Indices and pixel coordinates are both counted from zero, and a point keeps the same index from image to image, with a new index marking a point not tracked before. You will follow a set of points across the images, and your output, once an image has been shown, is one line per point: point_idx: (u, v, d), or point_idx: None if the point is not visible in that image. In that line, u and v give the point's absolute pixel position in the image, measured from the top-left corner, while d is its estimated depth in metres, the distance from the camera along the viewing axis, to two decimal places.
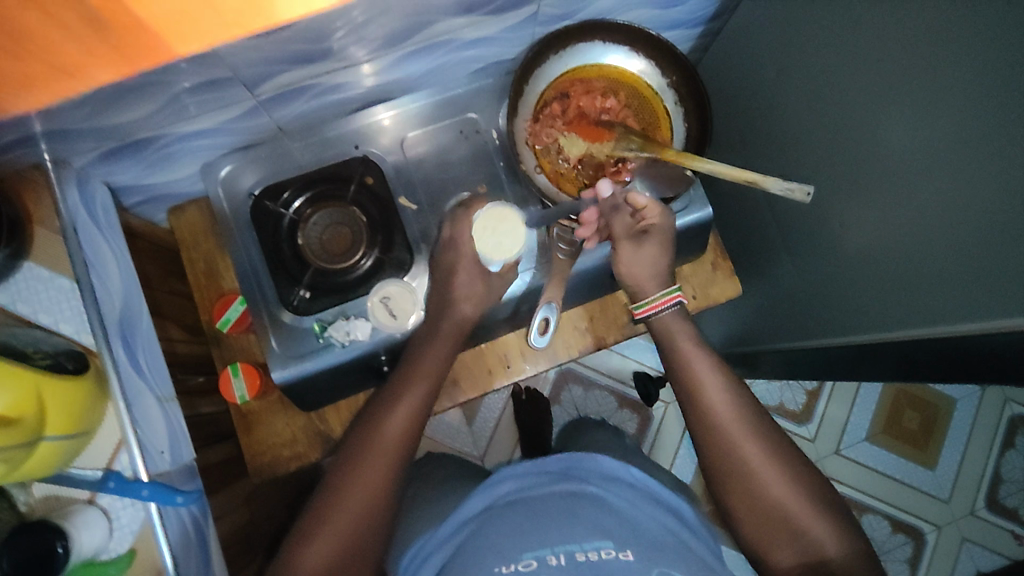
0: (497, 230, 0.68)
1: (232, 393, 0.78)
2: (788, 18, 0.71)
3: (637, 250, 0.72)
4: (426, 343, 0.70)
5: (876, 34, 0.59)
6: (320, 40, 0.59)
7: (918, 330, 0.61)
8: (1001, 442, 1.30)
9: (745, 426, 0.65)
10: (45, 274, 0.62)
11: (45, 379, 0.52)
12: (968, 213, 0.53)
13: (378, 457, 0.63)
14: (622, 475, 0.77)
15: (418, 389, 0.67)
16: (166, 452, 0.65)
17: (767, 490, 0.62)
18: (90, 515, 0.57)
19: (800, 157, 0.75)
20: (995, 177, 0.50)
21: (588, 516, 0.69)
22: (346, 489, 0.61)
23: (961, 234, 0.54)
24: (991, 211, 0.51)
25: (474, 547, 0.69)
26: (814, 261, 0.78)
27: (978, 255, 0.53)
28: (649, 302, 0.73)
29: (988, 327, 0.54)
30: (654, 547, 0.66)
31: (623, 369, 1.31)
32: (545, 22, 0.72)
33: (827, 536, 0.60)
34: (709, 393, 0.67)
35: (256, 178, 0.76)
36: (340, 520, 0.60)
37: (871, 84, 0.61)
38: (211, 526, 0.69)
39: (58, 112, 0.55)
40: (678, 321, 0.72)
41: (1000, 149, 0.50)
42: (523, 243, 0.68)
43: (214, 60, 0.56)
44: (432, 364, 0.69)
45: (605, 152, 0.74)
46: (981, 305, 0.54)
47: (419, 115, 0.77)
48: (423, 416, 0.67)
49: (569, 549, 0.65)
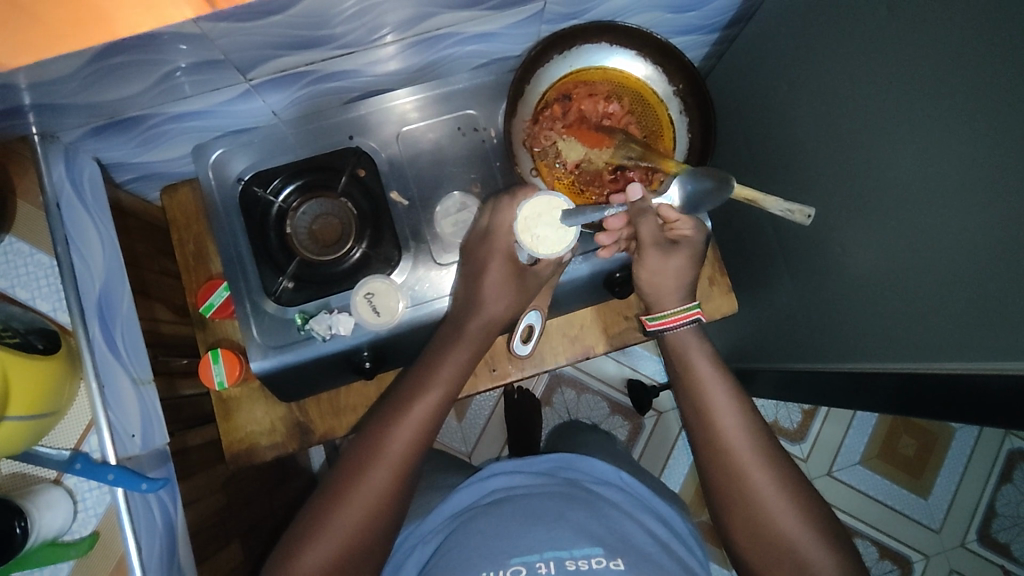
0: (544, 220, 0.68)
1: (210, 380, 0.77)
2: (804, 31, 0.68)
3: (664, 257, 0.71)
4: (442, 345, 0.69)
5: (892, 54, 0.56)
6: (320, 27, 0.57)
7: (916, 365, 0.59)
8: (998, 475, 1.27)
9: (756, 451, 0.63)
10: (25, 248, 0.61)
11: (9, 358, 0.51)
12: (976, 251, 0.51)
13: (385, 462, 0.62)
14: (611, 479, 0.77)
15: (437, 393, 0.66)
16: (137, 435, 0.64)
17: (771, 521, 0.60)
18: (55, 497, 0.57)
19: (805, 176, 0.72)
20: (1003, 213, 0.48)
21: (580, 522, 0.67)
22: (346, 493, 0.60)
23: (964, 269, 0.52)
24: (998, 250, 0.49)
25: (458, 547, 0.66)
26: (813, 283, 0.76)
27: (982, 296, 0.51)
28: (670, 313, 0.72)
29: (990, 370, 0.51)
30: (644, 557, 0.64)
31: (617, 376, 1.29)
32: (551, 21, 0.70)
33: (831, 567, 0.58)
34: (723, 417, 0.65)
35: (247, 163, 0.75)
36: (342, 527, 0.59)
37: (883, 106, 0.58)
38: (179, 513, 0.68)
39: (46, 88, 0.53)
40: (693, 338, 0.71)
41: (1011, 187, 0.47)
42: (566, 239, 0.68)
43: (207, 43, 0.54)
44: (448, 370, 0.67)
45: (604, 159, 0.75)
46: (984, 346, 0.52)
47: (417, 109, 0.75)
48: (436, 421, 0.66)
49: (558, 557, 0.62)
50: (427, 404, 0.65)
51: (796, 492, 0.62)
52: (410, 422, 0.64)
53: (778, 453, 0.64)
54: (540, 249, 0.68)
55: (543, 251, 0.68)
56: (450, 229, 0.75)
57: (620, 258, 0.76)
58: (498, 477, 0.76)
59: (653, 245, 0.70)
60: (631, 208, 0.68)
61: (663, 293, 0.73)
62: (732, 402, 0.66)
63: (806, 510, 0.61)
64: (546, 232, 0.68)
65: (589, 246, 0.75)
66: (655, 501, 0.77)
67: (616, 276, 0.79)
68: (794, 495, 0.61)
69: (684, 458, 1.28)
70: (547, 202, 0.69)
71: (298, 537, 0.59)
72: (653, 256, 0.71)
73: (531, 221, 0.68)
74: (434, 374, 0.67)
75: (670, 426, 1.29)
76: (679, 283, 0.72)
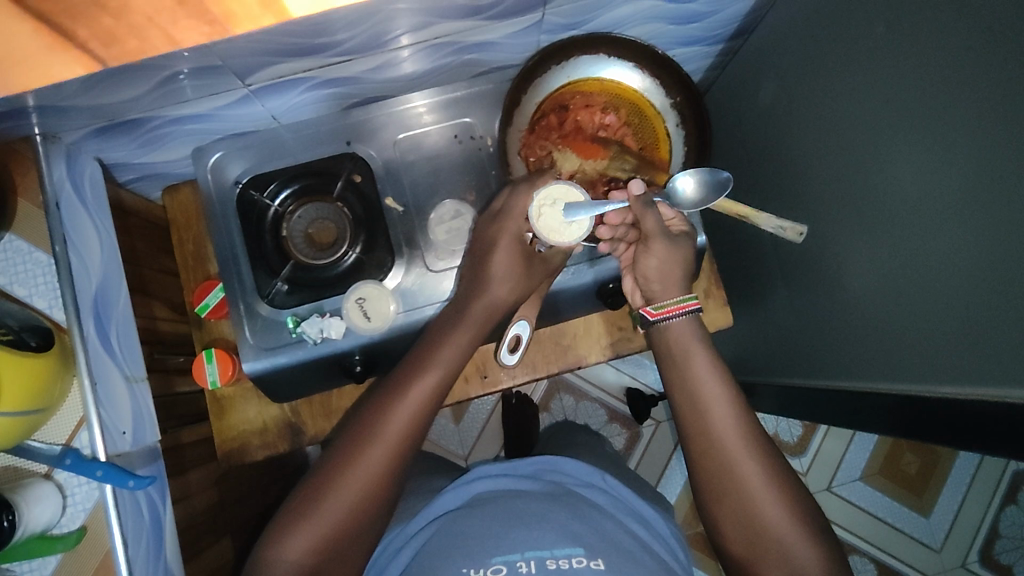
0: (557, 208, 0.68)
1: (205, 379, 0.78)
2: (803, 48, 0.68)
3: (671, 247, 0.71)
4: (435, 336, 0.68)
5: (888, 75, 0.56)
6: (320, 35, 0.57)
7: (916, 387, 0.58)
8: (1002, 496, 1.25)
9: (748, 448, 0.62)
10: (25, 247, 0.63)
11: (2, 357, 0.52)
12: (976, 277, 0.50)
13: (373, 449, 0.61)
14: (595, 481, 0.77)
15: (429, 379, 0.64)
16: (128, 432, 0.65)
17: (759, 521, 0.60)
18: (44, 491, 0.59)
19: (801, 192, 0.72)
20: (1007, 240, 0.47)
21: (560, 521, 0.67)
22: (330, 484, 0.60)
23: (966, 293, 0.52)
24: (1000, 278, 0.48)
25: (441, 546, 0.67)
26: (808, 299, 0.75)
27: (981, 322, 0.50)
28: (665, 304, 0.70)
29: (989, 396, 0.51)
30: (624, 554, 0.64)
31: (615, 383, 1.29)
32: (550, 31, 0.71)
33: (813, 564, 0.58)
34: (716, 413, 0.64)
35: (243, 167, 0.76)
36: (330, 511, 0.59)
37: (878, 125, 0.58)
38: (168, 510, 0.68)
39: (48, 92, 0.54)
40: (690, 329, 0.69)
41: (1011, 216, 0.46)
42: (579, 229, 0.67)
43: (205, 50, 0.54)
44: (449, 353, 0.66)
45: (598, 169, 0.74)
46: (983, 373, 0.51)
47: (414, 115, 0.76)
48: (428, 409, 0.65)
49: (539, 556, 0.63)
50: (421, 391, 0.64)
51: (785, 491, 0.61)
52: (400, 411, 0.63)
53: (769, 450, 0.63)
54: (554, 235, 0.67)
55: (554, 240, 0.67)
56: (443, 236, 0.75)
57: (611, 268, 0.77)
58: (482, 480, 0.76)
59: (663, 235, 0.70)
60: (635, 202, 0.68)
61: (664, 283, 0.71)
62: (726, 399, 0.64)
63: (795, 513, 0.60)
64: (560, 220, 0.67)
65: (596, 253, 0.77)
66: (639, 503, 0.77)
67: (608, 287, 0.80)
68: (783, 494, 0.60)
69: (682, 468, 1.27)
70: (564, 191, 0.68)
71: (284, 524, 0.59)
72: (660, 246, 0.70)
73: (543, 209, 0.67)
74: (434, 356, 0.66)
75: (668, 436, 1.29)
76: (681, 274, 0.71)
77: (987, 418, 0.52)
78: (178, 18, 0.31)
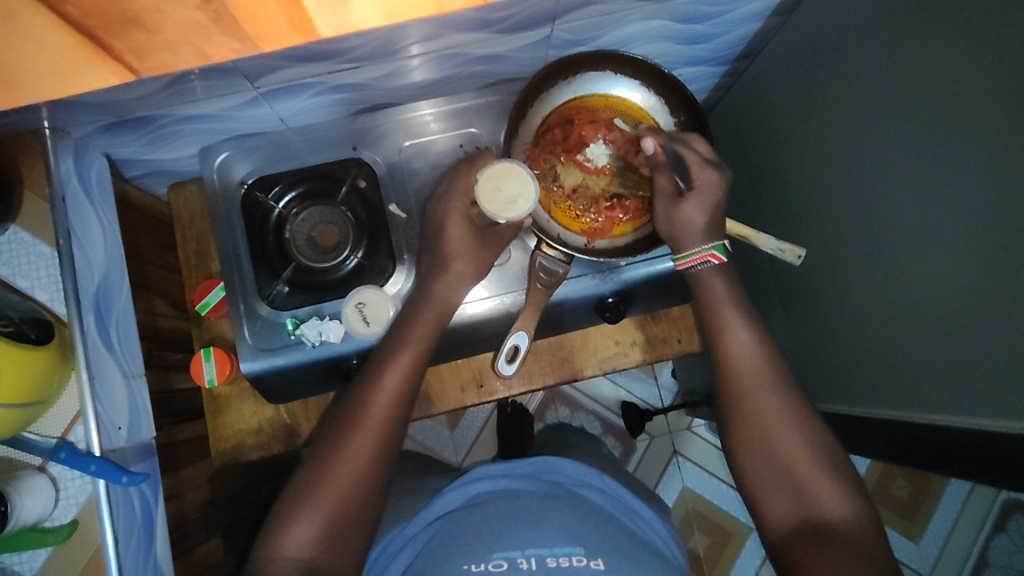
0: (500, 187, 0.69)
1: (201, 377, 0.79)
2: (803, 75, 0.69)
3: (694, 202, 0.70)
4: (435, 324, 0.69)
5: (883, 105, 0.57)
6: (341, 42, 0.56)
7: (907, 413, 0.59)
8: (991, 525, 1.24)
9: (780, 444, 0.61)
10: (28, 239, 0.64)
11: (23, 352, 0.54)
12: (967, 309, 0.51)
13: (360, 431, 0.63)
14: (592, 482, 0.76)
15: (404, 359, 0.66)
16: (123, 428, 0.65)
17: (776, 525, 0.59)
18: (38, 484, 0.59)
19: (799, 216, 0.73)
20: (998, 273, 0.47)
21: (564, 520, 0.67)
22: (326, 473, 0.60)
23: (958, 323, 0.52)
24: (989, 310, 0.49)
25: (442, 546, 0.66)
26: (804, 321, 0.76)
27: (971, 356, 0.51)
28: (686, 255, 0.70)
29: (972, 424, 0.51)
30: (625, 557, 0.64)
31: (611, 396, 1.30)
32: (558, 47, 0.72)
33: None
34: (760, 399, 0.63)
35: (248, 168, 0.77)
36: (329, 495, 0.59)
37: (873, 153, 0.59)
38: (160, 506, 0.69)
39: (66, 104, 0.58)
40: (726, 283, 0.70)
41: (1002, 252, 0.47)
42: (524, 199, 0.69)
43: (225, 69, 0.58)
44: (420, 329, 0.68)
45: (601, 187, 0.77)
46: (971, 405, 0.51)
47: (421, 124, 0.77)
48: (409, 389, 0.66)
49: (540, 553, 0.63)
50: (394, 373, 0.66)
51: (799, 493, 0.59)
52: (384, 391, 0.65)
53: (804, 434, 0.61)
54: (506, 211, 0.68)
55: (509, 214, 0.68)
56: None
57: (613, 283, 0.78)
58: (482, 481, 0.74)
59: (664, 196, 0.71)
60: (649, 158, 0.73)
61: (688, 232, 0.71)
62: (772, 389, 0.63)
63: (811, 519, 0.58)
64: (504, 199, 0.68)
65: (603, 265, 0.77)
66: (638, 505, 0.76)
67: (606, 301, 0.79)
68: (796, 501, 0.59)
69: (673, 484, 1.28)
70: (499, 172, 0.69)
71: (284, 512, 0.59)
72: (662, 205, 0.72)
73: (491, 184, 0.69)
74: (404, 335, 0.68)
75: (662, 451, 1.29)
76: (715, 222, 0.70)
77: (975, 447, 0.53)
78: (210, 34, 0.32)
